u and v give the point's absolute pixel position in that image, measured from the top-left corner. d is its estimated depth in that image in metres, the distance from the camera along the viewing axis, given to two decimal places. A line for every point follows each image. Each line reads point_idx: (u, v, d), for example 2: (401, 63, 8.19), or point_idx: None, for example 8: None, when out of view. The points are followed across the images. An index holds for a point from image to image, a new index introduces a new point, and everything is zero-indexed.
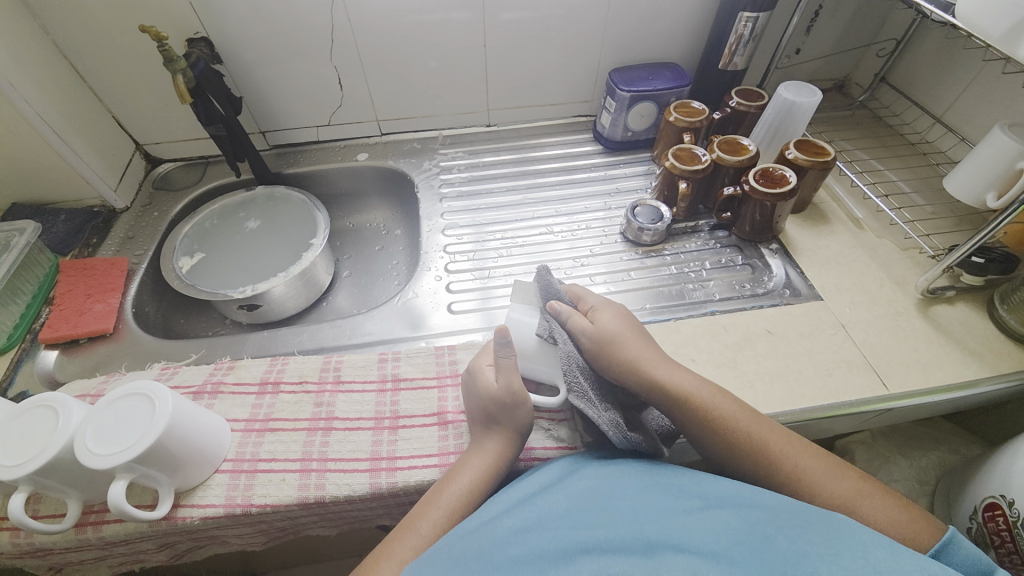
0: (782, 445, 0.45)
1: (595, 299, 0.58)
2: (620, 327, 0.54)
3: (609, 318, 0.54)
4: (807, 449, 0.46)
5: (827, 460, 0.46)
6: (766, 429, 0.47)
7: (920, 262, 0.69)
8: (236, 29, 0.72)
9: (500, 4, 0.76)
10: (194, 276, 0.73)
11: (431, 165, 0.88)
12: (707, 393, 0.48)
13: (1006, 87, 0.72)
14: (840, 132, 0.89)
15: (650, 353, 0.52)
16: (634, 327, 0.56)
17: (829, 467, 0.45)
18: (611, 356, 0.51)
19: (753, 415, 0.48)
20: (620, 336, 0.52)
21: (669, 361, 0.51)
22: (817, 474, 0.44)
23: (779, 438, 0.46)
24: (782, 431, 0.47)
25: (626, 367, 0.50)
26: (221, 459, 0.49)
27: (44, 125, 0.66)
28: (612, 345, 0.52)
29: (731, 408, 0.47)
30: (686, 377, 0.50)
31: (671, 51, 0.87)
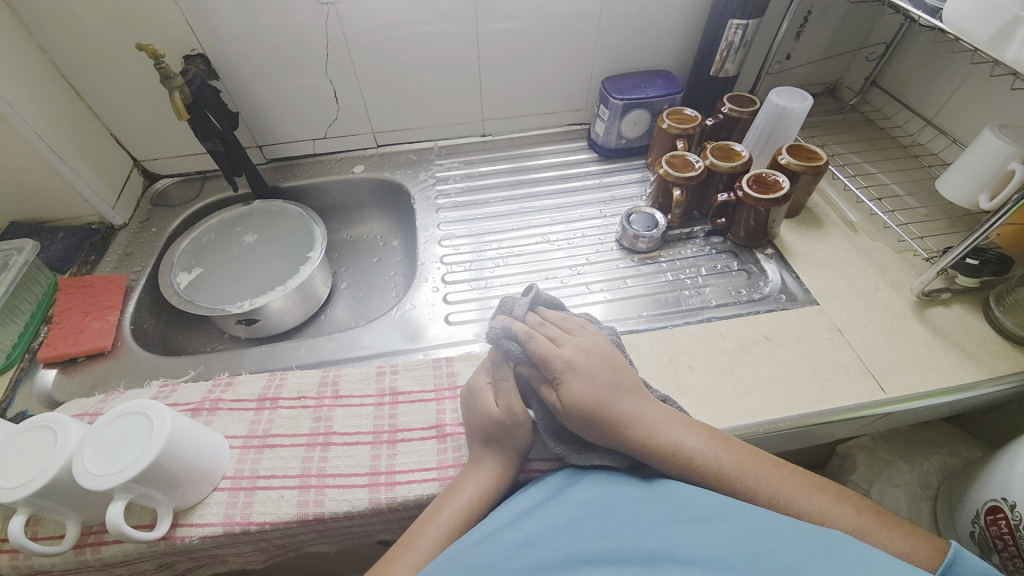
0: (777, 480, 0.44)
1: (563, 358, 0.49)
2: (593, 391, 0.47)
3: (580, 385, 0.47)
4: (801, 483, 0.44)
5: (825, 486, 0.45)
6: (760, 467, 0.45)
7: (914, 265, 0.69)
8: (231, 45, 0.73)
9: (492, 14, 0.76)
10: (193, 291, 0.73)
11: (427, 176, 0.89)
12: (695, 443, 0.46)
13: (995, 89, 0.72)
14: (832, 136, 0.90)
15: (633, 407, 0.47)
16: (612, 377, 0.49)
17: (827, 499, 0.43)
18: (589, 426, 0.47)
19: (746, 453, 0.46)
20: (594, 406, 0.46)
21: (656, 407, 0.48)
22: (815, 504, 0.43)
23: (774, 475, 0.45)
24: (777, 462, 0.46)
25: (608, 427, 0.46)
26: (220, 477, 0.49)
27: (41, 144, 0.66)
28: (587, 416, 0.46)
29: (722, 452, 0.45)
30: (673, 428, 0.47)
31: (663, 59, 0.88)
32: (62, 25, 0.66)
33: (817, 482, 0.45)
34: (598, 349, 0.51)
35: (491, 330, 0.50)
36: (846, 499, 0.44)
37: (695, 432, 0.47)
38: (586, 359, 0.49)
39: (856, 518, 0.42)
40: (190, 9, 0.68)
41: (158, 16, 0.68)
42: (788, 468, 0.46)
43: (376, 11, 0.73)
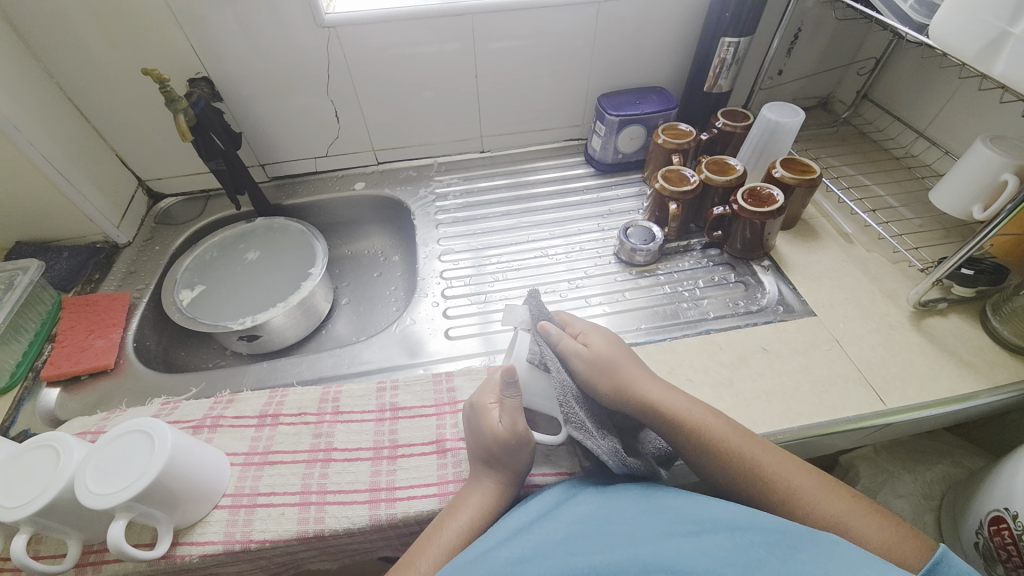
0: (773, 458, 0.46)
1: (586, 324, 0.58)
2: (611, 349, 0.54)
3: (599, 341, 0.55)
4: (802, 467, 0.46)
5: (819, 476, 0.46)
6: (757, 445, 0.47)
7: (910, 275, 0.70)
8: (236, 68, 0.75)
9: (490, 33, 0.78)
10: (195, 308, 0.74)
11: (427, 192, 0.90)
12: (695, 410, 0.49)
13: (984, 102, 0.74)
14: (826, 149, 0.91)
15: (643, 371, 0.53)
16: (625, 349, 0.56)
17: (820, 485, 0.45)
18: (603, 378, 0.52)
19: (742, 431, 0.48)
20: (610, 359, 0.53)
21: (665, 382, 0.52)
22: (808, 488, 0.44)
23: (776, 455, 0.46)
24: (772, 447, 0.47)
25: (617, 386, 0.51)
26: (221, 494, 0.49)
27: (48, 165, 0.68)
28: (602, 369, 0.52)
29: (721, 423, 0.48)
30: (674, 396, 0.50)
31: (657, 75, 0.90)
32: (71, 51, 0.68)
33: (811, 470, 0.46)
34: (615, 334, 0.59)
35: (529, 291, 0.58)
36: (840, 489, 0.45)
37: (695, 403, 0.50)
38: (603, 329, 0.58)
39: (849, 507, 0.43)
40: (195, 34, 0.70)
41: (164, 40, 0.70)
42: (782, 454, 0.47)
43: (376, 32, 0.75)
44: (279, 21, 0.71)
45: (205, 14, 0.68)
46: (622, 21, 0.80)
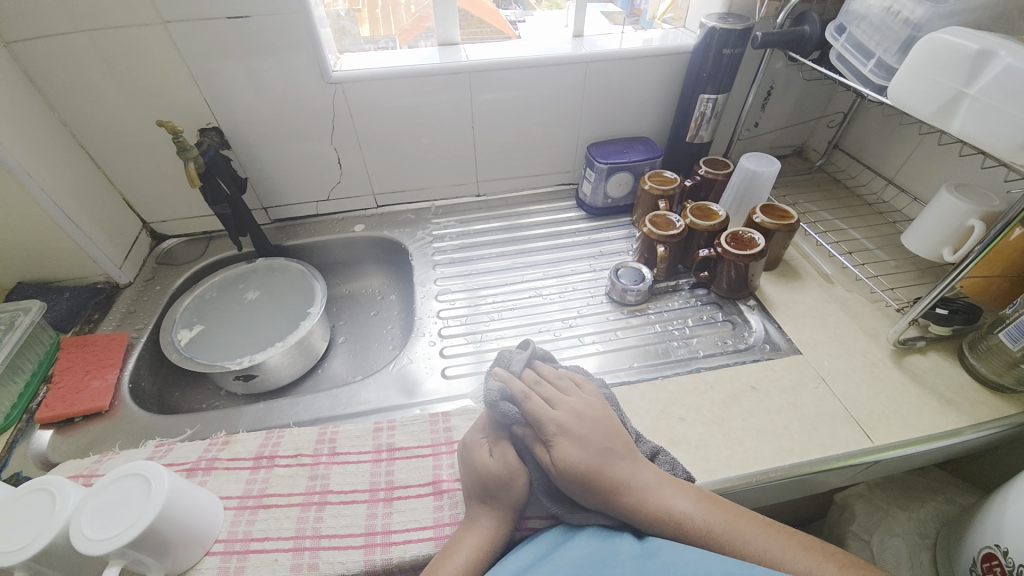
0: (766, 541, 0.45)
1: (557, 421, 0.51)
2: (586, 455, 0.49)
3: (573, 449, 0.49)
4: (790, 545, 0.44)
5: (811, 545, 0.45)
6: (751, 526, 0.46)
7: (888, 314, 0.73)
8: (245, 117, 0.79)
9: (485, 85, 0.84)
10: (192, 348, 0.74)
11: (425, 234, 0.93)
12: (684, 506, 0.47)
13: (945, 154, 0.79)
14: (803, 195, 0.97)
15: (625, 472, 0.48)
16: (604, 440, 0.50)
17: (813, 558, 0.43)
18: (582, 492, 0.48)
19: (735, 513, 0.47)
20: (585, 471, 0.48)
21: (647, 470, 0.49)
22: (799, 559, 0.43)
23: (764, 537, 0.45)
24: (765, 521, 0.47)
25: (597, 491, 0.48)
26: (213, 540, 0.49)
27: (56, 209, 0.70)
28: (577, 480, 0.48)
29: (712, 513, 0.46)
30: (662, 491, 0.48)
31: (643, 126, 0.96)
32: (88, 102, 0.72)
33: (803, 539, 0.45)
34: (590, 412, 0.53)
35: (490, 391, 0.53)
36: (831, 554, 0.44)
37: (685, 495, 0.48)
38: (579, 423, 0.51)
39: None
40: (209, 87, 0.75)
41: (179, 93, 0.74)
42: (774, 527, 0.46)
43: (379, 85, 0.80)
44: (289, 76, 0.76)
45: (220, 69, 0.73)
46: (608, 77, 0.87)
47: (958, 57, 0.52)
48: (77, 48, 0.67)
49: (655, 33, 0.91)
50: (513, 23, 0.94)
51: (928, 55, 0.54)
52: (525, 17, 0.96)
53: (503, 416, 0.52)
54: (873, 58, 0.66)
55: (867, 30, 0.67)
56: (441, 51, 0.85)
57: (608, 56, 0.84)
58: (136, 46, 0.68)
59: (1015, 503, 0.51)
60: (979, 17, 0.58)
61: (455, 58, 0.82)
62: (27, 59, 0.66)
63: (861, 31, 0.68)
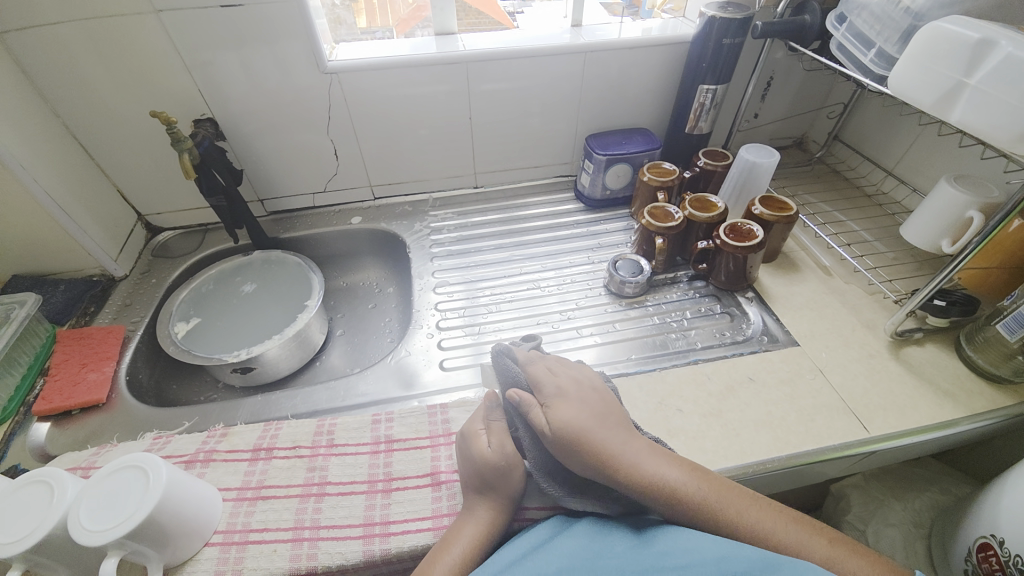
0: (758, 513, 0.45)
1: (557, 384, 0.52)
2: (582, 416, 0.49)
3: (570, 409, 0.49)
4: (781, 518, 0.45)
5: (799, 519, 0.45)
6: (741, 498, 0.46)
7: (886, 306, 0.73)
8: (240, 108, 0.78)
9: (482, 76, 0.83)
10: (190, 341, 0.74)
11: (422, 226, 0.93)
12: (676, 475, 0.46)
13: (945, 145, 0.79)
14: (802, 186, 0.96)
15: (619, 438, 0.48)
16: (601, 408, 0.51)
17: (802, 531, 0.44)
18: (574, 455, 0.47)
19: (725, 486, 0.47)
20: (580, 431, 0.47)
21: (642, 441, 0.49)
22: (789, 530, 0.44)
23: (755, 509, 0.45)
24: (755, 495, 0.47)
25: (591, 456, 0.47)
26: (212, 531, 0.49)
27: (50, 201, 0.69)
28: (573, 443, 0.47)
29: (702, 484, 0.46)
30: (653, 460, 0.47)
31: (642, 118, 0.95)
32: (80, 92, 0.71)
33: (792, 514, 0.46)
34: (589, 381, 0.54)
35: (496, 346, 0.56)
36: (820, 530, 0.45)
37: (676, 466, 0.47)
38: (578, 388, 0.52)
39: (829, 549, 0.43)
40: (203, 77, 0.74)
41: (173, 84, 0.73)
42: (763, 501, 0.46)
43: (375, 76, 0.79)
44: (283, 66, 0.75)
45: (213, 59, 0.72)
46: (607, 68, 0.86)
47: (959, 47, 0.51)
48: (67, 37, 0.66)
49: (654, 23, 0.90)
50: (511, 13, 0.93)
51: (928, 44, 0.54)
52: (524, 7, 0.95)
53: (506, 372, 0.54)
54: (874, 48, 0.65)
55: (868, 20, 0.66)
56: (438, 41, 0.84)
57: (607, 47, 0.83)
58: (129, 35, 0.67)
59: (1011, 493, 0.52)
60: (981, 5, 0.57)
61: (452, 49, 0.81)
62: (18, 49, 0.65)
63: (862, 21, 0.67)
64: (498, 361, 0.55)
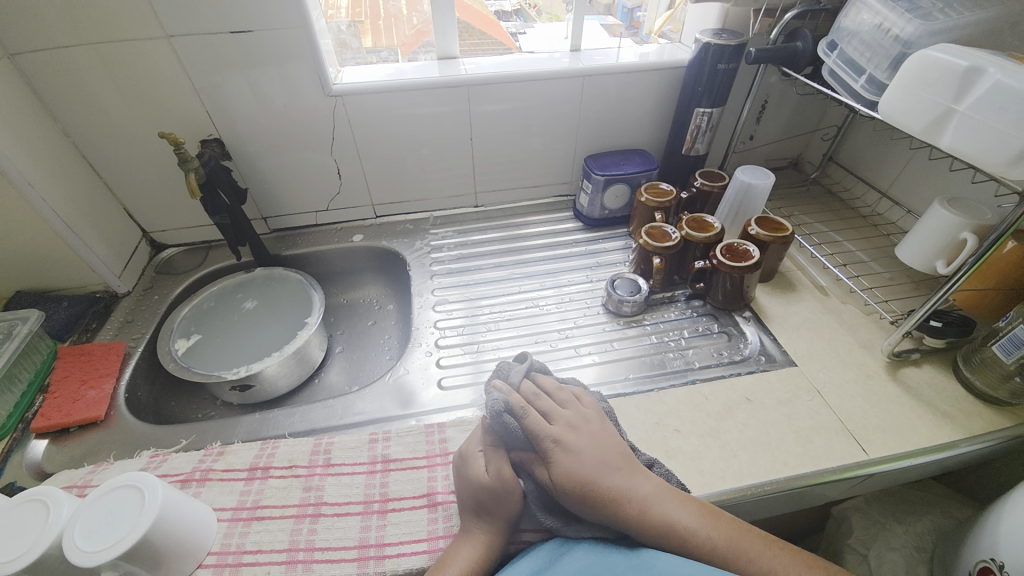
0: (771, 559, 0.44)
1: (553, 435, 0.51)
2: (581, 469, 0.48)
3: (569, 460, 0.49)
4: (795, 563, 0.44)
5: (813, 563, 0.45)
6: (755, 543, 0.45)
7: (883, 327, 0.73)
8: (246, 129, 0.80)
9: (484, 98, 0.85)
10: (190, 358, 0.74)
11: (423, 245, 0.94)
12: (685, 518, 0.46)
13: (936, 169, 0.81)
14: (798, 207, 0.97)
15: (625, 485, 0.48)
16: (601, 452, 0.50)
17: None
18: (579, 504, 0.48)
19: (741, 529, 0.46)
20: (584, 482, 0.48)
21: (647, 481, 0.48)
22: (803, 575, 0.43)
23: (769, 556, 0.45)
24: (767, 537, 0.46)
25: (598, 505, 0.47)
26: (206, 552, 0.48)
27: (56, 219, 0.70)
28: (577, 494, 0.48)
29: (716, 527, 0.46)
30: (662, 504, 0.47)
31: (640, 139, 0.97)
32: (89, 112, 0.73)
33: (806, 557, 0.45)
34: (588, 426, 0.53)
35: (491, 402, 0.52)
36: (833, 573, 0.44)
37: (687, 507, 0.47)
38: (575, 435, 0.51)
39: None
40: (211, 99, 0.76)
41: (180, 105, 0.75)
42: (778, 546, 0.46)
43: (379, 98, 0.81)
44: (289, 87, 0.77)
45: (221, 82, 0.74)
46: (606, 91, 0.88)
47: (947, 74, 0.52)
48: (78, 60, 0.68)
49: (652, 48, 0.92)
50: (513, 35, 0.96)
51: (917, 71, 0.55)
52: (526, 29, 0.98)
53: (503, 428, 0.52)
54: (864, 75, 0.67)
55: (858, 47, 0.68)
56: (440, 65, 0.87)
57: (605, 70, 0.85)
58: (139, 60, 0.70)
59: (1010, 517, 0.51)
60: (970, 33, 0.59)
61: (454, 72, 0.83)
62: (30, 71, 0.67)
63: (853, 48, 0.69)
64: (490, 417, 0.52)
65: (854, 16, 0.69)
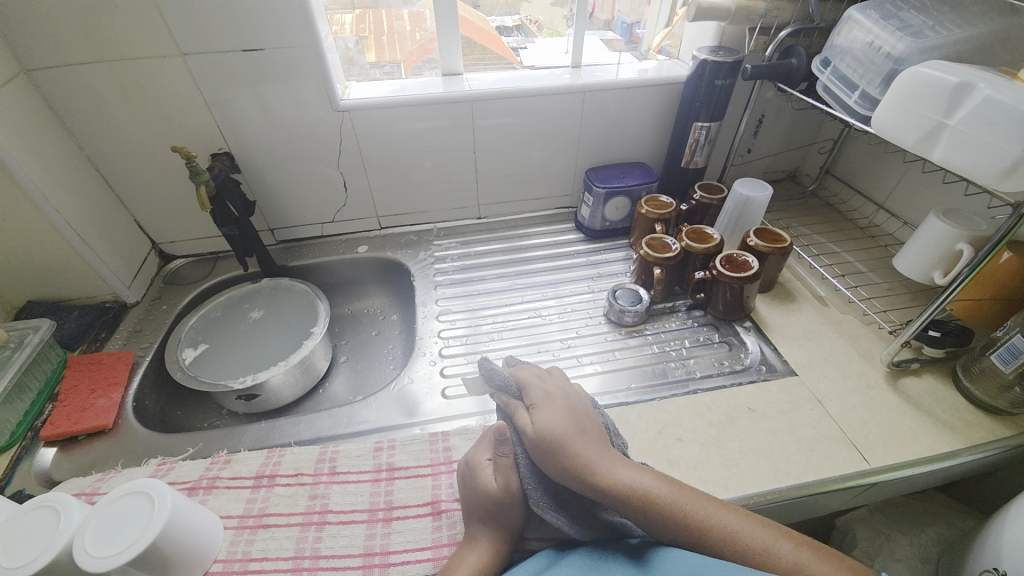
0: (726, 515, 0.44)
1: (544, 390, 0.55)
2: (562, 420, 0.51)
3: (550, 415, 0.52)
4: (752, 522, 0.44)
5: (768, 524, 0.44)
6: (710, 504, 0.45)
7: (882, 337, 0.74)
8: (255, 142, 0.82)
9: (486, 112, 0.87)
10: (197, 367, 0.75)
11: (426, 255, 0.95)
12: (644, 480, 0.47)
13: (932, 182, 0.82)
14: (796, 218, 0.99)
15: (592, 452, 0.49)
16: (579, 415, 0.53)
17: (771, 534, 0.43)
18: (549, 460, 0.49)
19: (696, 492, 0.47)
20: (559, 437, 0.50)
21: (613, 452, 0.50)
22: (754, 530, 0.43)
23: (726, 512, 0.45)
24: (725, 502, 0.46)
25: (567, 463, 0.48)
26: (212, 559, 0.49)
27: (69, 230, 0.72)
28: (550, 446, 0.49)
29: (674, 490, 0.46)
30: (623, 467, 0.48)
31: (640, 152, 0.99)
32: (103, 126, 0.75)
33: (761, 519, 0.45)
34: (576, 395, 0.56)
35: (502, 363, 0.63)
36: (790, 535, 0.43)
37: (646, 472, 0.48)
38: (563, 396, 0.55)
39: (798, 553, 0.42)
40: (221, 114, 0.78)
41: (191, 119, 0.77)
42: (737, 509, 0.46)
43: (385, 113, 0.83)
44: (297, 102, 0.79)
45: (232, 97, 0.76)
46: (606, 105, 0.90)
47: (937, 90, 0.54)
48: (94, 76, 0.70)
49: (651, 64, 0.95)
50: (515, 50, 0.99)
51: (908, 87, 0.57)
52: (527, 44, 1.00)
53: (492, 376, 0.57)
54: (857, 90, 0.69)
55: (851, 64, 0.70)
56: (444, 80, 0.89)
57: (605, 86, 0.87)
58: (151, 77, 0.72)
59: (1012, 526, 0.51)
60: (960, 50, 0.60)
61: (458, 88, 0.85)
62: (47, 87, 0.70)
63: (846, 65, 0.71)
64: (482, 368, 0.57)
65: (846, 33, 0.71)
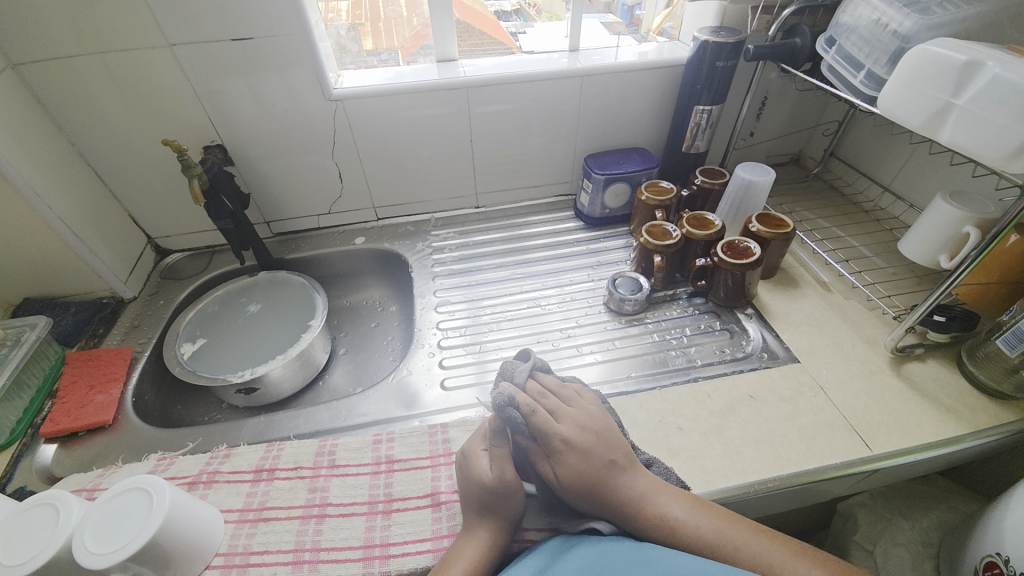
0: (757, 546, 0.44)
1: (562, 436, 0.51)
2: (586, 465, 0.49)
3: (572, 461, 0.50)
4: (783, 548, 0.44)
5: (802, 551, 0.44)
6: (740, 532, 0.45)
7: (886, 322, 0.73)
8: (248, 133, 0.81)
9: (482, 99, 0.85)
10: (195, 362, 0.75)
11: (424, 246, 0.94)
12: (676, 510, 0.47)
13: (938, 163, 0.80)
14: (799, 203, 0.97)
15: (620, 486, 0.49)
16: (601, 452, 0.50)
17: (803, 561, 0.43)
18: (577, 498, 0.49)
19: (727, 519, 0.47)
20: (583, 481, 0.49)
21: (643, 477, 0.50)
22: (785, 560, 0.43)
23: (758, 542, 0.44)
24: (757, 527, 0.46)
25: (594, 498, 0.49)
26: (214, 553, 0.49)
27: (62, 226, 0.71)
28: (576, 489, 0.49)
29: (705, 518, 0.46)
30: (655, 496, 0.48)
31: (640, 137, 0.97)
32: (92, 119, 0.74)
33: (793, 547, 0.44)
34: (596, 422, 0.53)
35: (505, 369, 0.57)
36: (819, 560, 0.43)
37: (677, 500, 0.48)
38: (581, 435, 0.51)
39: None
40: (213, 105, 0.76)
41: (182, 112, 0.76)
42: (769, 534, 0.45)
43: (379, 101, 0.81)
44: (290, 92, 0.77)
45: (223, 87, 0.75)
46: (606, 90, 0.88)
47: (946, 68, 0.52)
48: (81, 68, 0.69)
49: (651, 46, 0.92)
50: (514, 34, 0.96)
51: (915, 66, 0.55)
52: (526, 28, 0.98)
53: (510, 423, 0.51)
54: (863, 70, 0.67)
55: (857, 43, 0.68)
56: (439, 67, 0.87)
57: (604, 70, 0.85)
58: (138, 68, 0.70)
59: (1016, 511, 0.51)
60: (968, 27, 0.58)
61: (453, 74, 0.84)
62: (34, 81, 0.68)
63: (851, 43, 0.69)
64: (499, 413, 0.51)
65: (852, 10, 0.69)
